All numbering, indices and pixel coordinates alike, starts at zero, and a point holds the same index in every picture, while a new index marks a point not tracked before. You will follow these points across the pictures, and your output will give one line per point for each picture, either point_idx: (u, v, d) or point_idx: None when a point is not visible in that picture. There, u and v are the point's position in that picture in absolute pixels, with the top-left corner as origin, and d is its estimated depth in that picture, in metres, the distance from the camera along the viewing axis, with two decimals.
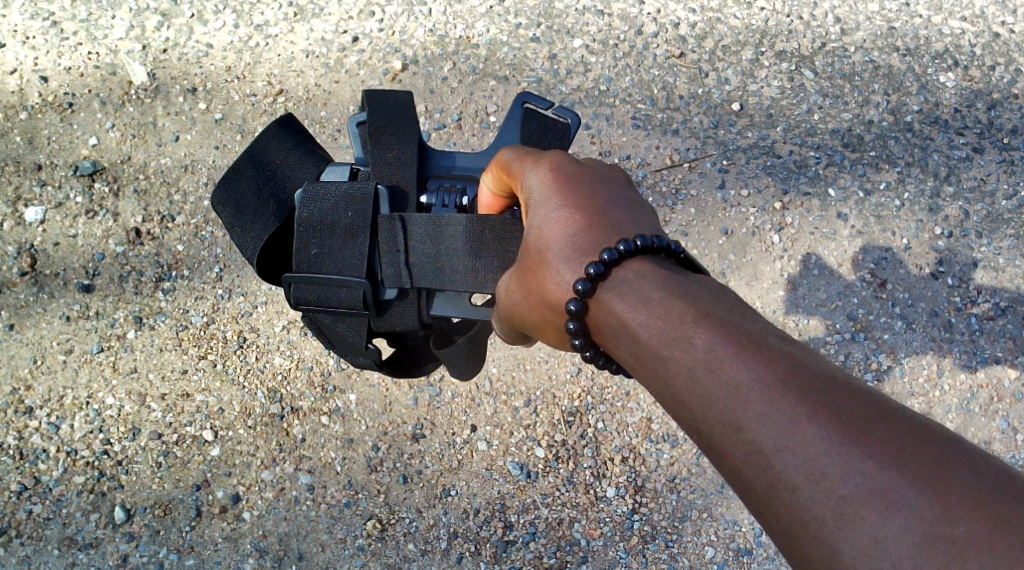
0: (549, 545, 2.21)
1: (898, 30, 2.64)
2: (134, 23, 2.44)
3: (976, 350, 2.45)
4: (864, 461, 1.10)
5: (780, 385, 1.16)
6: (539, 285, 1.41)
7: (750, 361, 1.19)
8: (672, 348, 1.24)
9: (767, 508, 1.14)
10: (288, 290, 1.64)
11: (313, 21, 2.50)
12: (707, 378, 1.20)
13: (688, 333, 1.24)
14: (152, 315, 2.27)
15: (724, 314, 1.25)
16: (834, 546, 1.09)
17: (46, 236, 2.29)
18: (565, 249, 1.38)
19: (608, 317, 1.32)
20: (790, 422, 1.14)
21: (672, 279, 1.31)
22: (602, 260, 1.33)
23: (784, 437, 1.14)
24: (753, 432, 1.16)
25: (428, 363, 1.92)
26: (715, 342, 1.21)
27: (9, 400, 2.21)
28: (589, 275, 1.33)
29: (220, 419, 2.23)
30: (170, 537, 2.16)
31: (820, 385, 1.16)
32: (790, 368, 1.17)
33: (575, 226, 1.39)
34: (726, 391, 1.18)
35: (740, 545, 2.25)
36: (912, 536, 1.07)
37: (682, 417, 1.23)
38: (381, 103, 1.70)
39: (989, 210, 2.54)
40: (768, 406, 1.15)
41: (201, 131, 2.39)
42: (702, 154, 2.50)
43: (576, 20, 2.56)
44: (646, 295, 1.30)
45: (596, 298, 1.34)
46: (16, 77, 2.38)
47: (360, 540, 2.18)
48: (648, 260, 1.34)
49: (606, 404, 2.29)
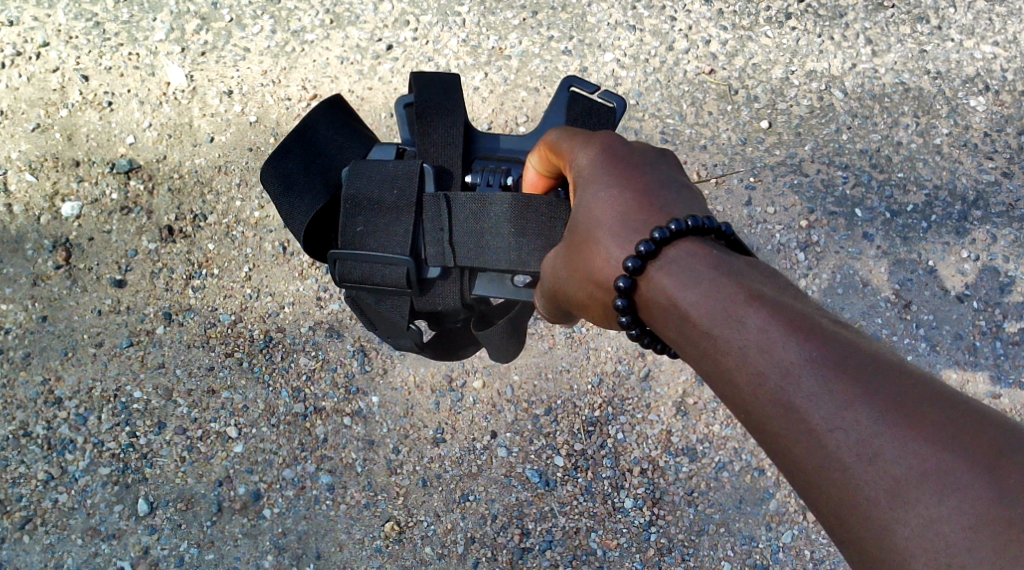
0: (566, 554, 2.24)
1: (929, 53, 2.62)
2: (174, 26, 2.46)
3: (1001, 374, 2.44)
4: (919, 443, 1.10)
5: (831, 365, 1.17)
6: (586, 262, 1.43)
7: (801, 341, 1.19)
8: (723, 327, 1.25)
9: (816, 489, 1.14)
10: (333, 266, 1.67)
11: (349, 29, 2.51)
12: (759, 358, 1.21)
13: (740, 314, 1.25)
14: (181, 311, 2.31)
15: (775, 297, 1.26)
16: (884, 526, 1.09)
17: (81, 231, 2.33)
18: (613, 228, 1.40)
19: (657, 296, 1.33)
20: (841, 401, 1.14)
21: (723, 261, 1.32)
22: (653, 239, 1.34)
23: (836, 416, 1.14)
24: (804, 411, 1.16)
25: (468, 346, 1.97)
26: (768, 323, 1.22)
27: (39, 390, 2.25)
28: (639, 253, 1.34)
29: (244, 416, 2.27)
30: (191, 530, 2.20)
31: (872, 366, 1.17)
32: (842, 350, 1.18)
33: (624, 205, 1.40)
34: (778, 369, 1.19)
35: (757, 561, 2.27)
36: (968, 518, 1.06)
37: (731, 397, 1.24)
38: (427, 84, 1.73)
39: (1018, 235, 2.53)
40: (819, 385, 1.16)
41: (235, 133, 2.42)
42: (730, 170, 2.51)
43: (607, 34, 2.56)
44: (697, 275, 1.31)
45: (645, 277, 1.35)
46: (58, 75, 2.41)
47: (378, 542, 2.22)
48: (698, 242, 1.35)
49: (626, 414, 2.30)
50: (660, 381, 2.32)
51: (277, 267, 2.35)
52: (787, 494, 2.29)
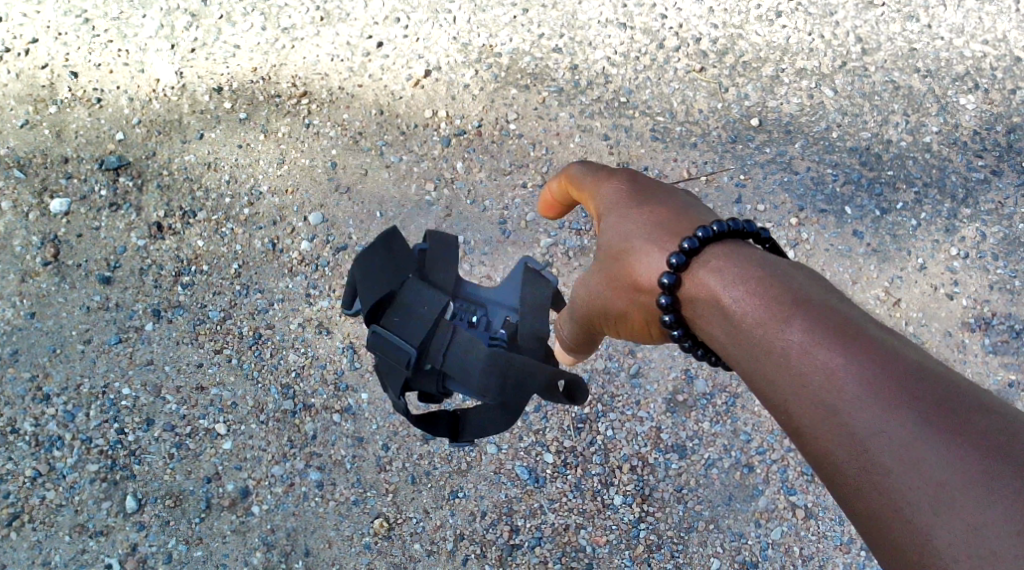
0: (555, 551, 2.24)
1: (919, 51, 2.61)
2: (164, 23, 2.45)
3: (989, 371, 2.45)
4: (964, 448, 1.10)
5: (876, 368, 1.16)
6: (625, 268, 1.46)
7: (846, 345, 1.19)
8: (768, 326, 1.25)
9: (857, 493, 1.14)
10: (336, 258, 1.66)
11: (339, 26, 2.49)
12: (804, 360, 1.20)
13: (784, 317, 1.24)
14: (170, 308, 2.31)
15: (819, 300, 1.25)
16: (926, 530, 1.08)
17: (70, 227, 2.33)
18: (653, 236, 1.44)
19: (699, 299, 1.36)
20: (885, 405, 1.14)
21: (767, 265, 1.33)
22: (692, 244, 1.38)
23: (880, 420, 1.13)
24: (846, 415, 1.16)
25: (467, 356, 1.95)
26: (812, 326, 1.22)
27: (27, 386, 2.24)
28: (679, 258, 1.38)
29: (233, 413, 2.26)
30: (179, 527, 2.20)
31: (919, 371, 1.16)
32: (888, 354, 1.17)
33: (661, 218, 1.46)
34: (823, 372, 1.18)
35: (746, 558, 2.27)
36: (1015, 526, 1.05)
37: (773, 399, 1.24)
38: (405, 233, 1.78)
39: (1007, 233, 2.53)
40: (864, 388, 1.15)
41: (225, 130, 2.42)
42: (720, 168, 2.51)
43: (598, 31, 2.55)
44: (740, 272, 1.33)
45: (686, 281, 1.38)
46: (47, 71, 2.40)
47: (366, 539, 2.22)
48: (738, 250, 1.38)
49: (616, 411, 2.31)
50: (649, 378, 2.32)
51: (267, 264, 2.36)
52: (776, 491, 2.30)
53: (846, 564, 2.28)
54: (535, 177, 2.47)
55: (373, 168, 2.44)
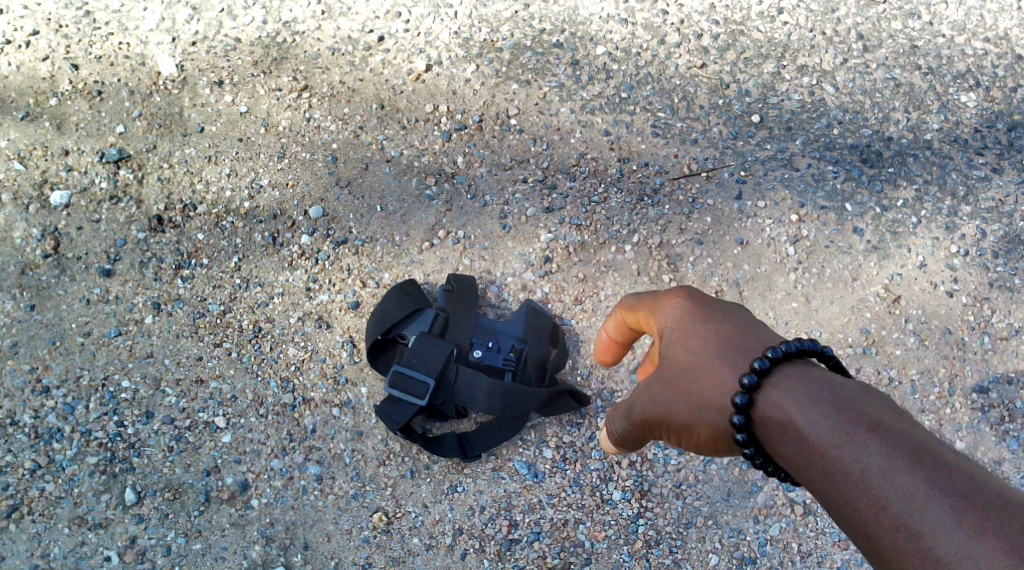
0: (554, 545, 2.25)
1: (921, 48, 2.61)
2: (165, 16, 2.44)
3: (988, 369, 2.45)
4: None
5: (954, 492, 1.20)
6: (691, 386, 1.47)
7: (924, 471, 1.22)
8: (846, 450, 1.27)
9: None
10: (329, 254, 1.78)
11: (340, 20, 2.49)
12: (885, 487, 1.23)
13: (861, 441, 1.27)
14: (170, 301, 2.31)
15: (892, 425, 1.28)
16: None
17: (70, 219, 2.33)
18: (721, 349, 1.46)
19: (774, 422, 1.36)
20: (967, 529, 1.17)
21: (836, 386, 1.35)
22: (763, 358, 1.40)
23: (964, 546, 1.17)
24: (928, 538, 1.19)
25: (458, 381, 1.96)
26: (890, 451, 1.25)
27: (27, 378, 2.24)
28: (751, 374, 1.40)
29: (232, 406, 2.27)
30: (179, 520, 2.20)
31: (995, 496, 1.20)
32: (965, 476, 1.21)
33: (726, 331, 1.48)
34: (903, 500, 1.22)
35: (744, 554, 2.28)
36: None
37: (852, 523, 1.26)
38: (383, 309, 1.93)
39: (1006, 231, 2.54)
40: (944, 513, 1.19)
41: (226, 123, 2.42)
42: (720, 164, 2.50)
43: (599, 27, 2.55)
44: (813, 395, 1.35)
45: (757, 403, 1.39)
46: (47, 63, 2.39)
47: (365, 532, 2.23)
48: (807, 372, 1.40)
49: (615, 407, 2.34)
50: None
51: (266, 258, 2.36)
52: (775, 487, 2.31)
53: (843, 560, 2.30)
54: (536, 172, 2.46)
55: (374, 162, 2.43)
